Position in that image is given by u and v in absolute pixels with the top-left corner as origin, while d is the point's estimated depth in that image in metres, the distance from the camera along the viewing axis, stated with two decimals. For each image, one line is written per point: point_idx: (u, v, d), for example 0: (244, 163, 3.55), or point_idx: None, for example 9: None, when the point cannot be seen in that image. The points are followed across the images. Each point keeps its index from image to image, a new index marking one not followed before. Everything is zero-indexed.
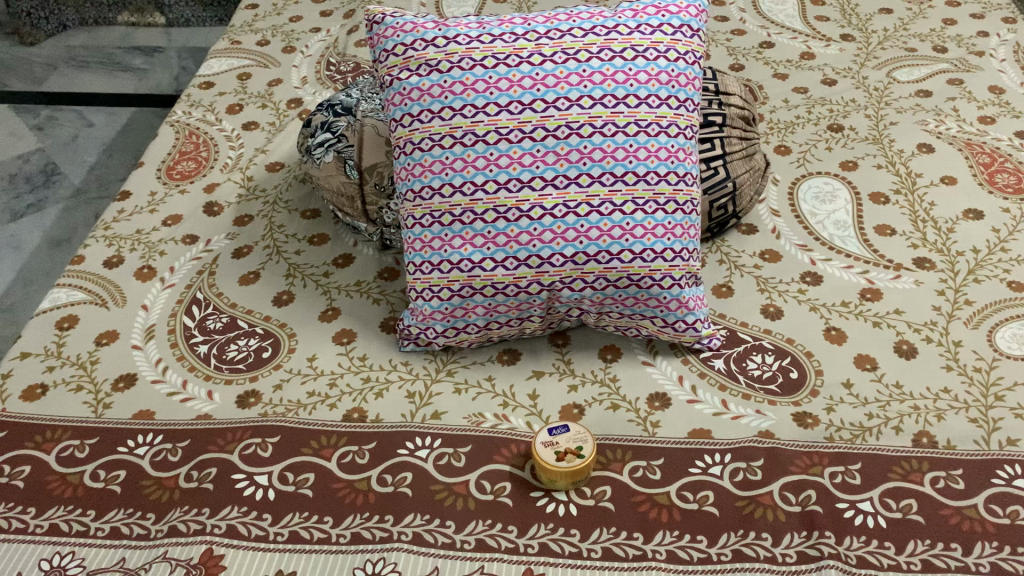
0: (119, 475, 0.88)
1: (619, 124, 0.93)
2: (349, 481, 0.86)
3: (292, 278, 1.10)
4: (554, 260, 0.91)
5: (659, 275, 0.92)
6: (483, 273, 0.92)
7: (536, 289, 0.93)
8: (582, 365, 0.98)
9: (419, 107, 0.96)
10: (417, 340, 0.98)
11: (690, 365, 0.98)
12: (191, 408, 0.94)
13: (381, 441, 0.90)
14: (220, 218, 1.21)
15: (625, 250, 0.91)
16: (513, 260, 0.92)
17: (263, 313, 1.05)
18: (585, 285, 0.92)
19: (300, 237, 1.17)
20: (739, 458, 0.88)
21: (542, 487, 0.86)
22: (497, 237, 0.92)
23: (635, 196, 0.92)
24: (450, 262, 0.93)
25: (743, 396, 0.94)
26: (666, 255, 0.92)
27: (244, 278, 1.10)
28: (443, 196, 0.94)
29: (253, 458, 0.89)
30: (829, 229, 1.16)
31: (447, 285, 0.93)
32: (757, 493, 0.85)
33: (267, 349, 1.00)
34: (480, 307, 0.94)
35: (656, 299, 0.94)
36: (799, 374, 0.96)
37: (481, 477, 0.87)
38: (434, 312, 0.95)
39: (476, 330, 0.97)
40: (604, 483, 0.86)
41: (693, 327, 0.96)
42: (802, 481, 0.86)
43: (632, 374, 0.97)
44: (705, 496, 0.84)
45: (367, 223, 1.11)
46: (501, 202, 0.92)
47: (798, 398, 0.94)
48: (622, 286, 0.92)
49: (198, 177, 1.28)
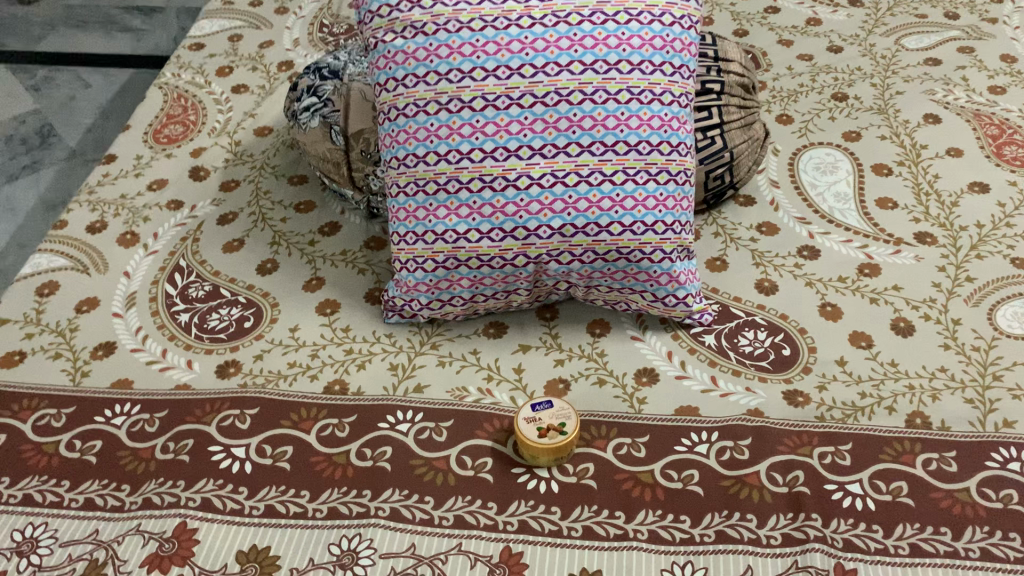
0: (95, 445, 0.87)
1: (611, 91, 0.89)
2: (328, 454, 0.85)
3: (277, 246, 1.08)
4: (541, 232, 0.89)
5: (650, 248, 0.90)
6: (468, 245, 0.90)
7: (522, 262, 0.90)
8: (569, 340, 0.96)
9: (404, 71, 0.92)
10: (401, 312, 0.96)
11: (680, 341, 0.95)
12: (171, 377, 0.92)
13: (362, 414, 0.88)
14: (206, 183, 1.18)
15: (614, 222, 0.89)
16: (499, 231, 0.89)
17: (245, 282, 1.03)
18: (573, 258, 0.90)
19: (286, 204, 1.14)
20: (726, 437, 0.86)
21: (524, 464, 0.84)
22: (483, 207, 0.89)
23: (625, 166, 0.89)
24: (434, 233, 0.91)
25: (733, 372, 0.92)
26: (657, 228, 0.90)
27: (228, 245, 1.08)
28: (428, 164, 0.91)
29: (231, 430, 0.87)
30: (829, 201, 1.13)
31: (432, 257, 0.91)
32: (744, 473, 0.82)
33: (249, 319, 0.98)
34: (465, 279, 0.92)
35: (646, 273, 0.92)
36: (792, 351, 0.94)
37: (462, 452, 0.85)
38: (418, 284, 0.93)
39: (462, 302, 0.95)
40: (587, 459, 0.84)
41: (684, 302, 0.94)
42: (790, 461, 0.84)
43: (620, 350, 0.95)
44: (690, 475, 0.83)
45: (354, 191, 1.08)
46: (487, 172, 0.89)
47: (790, 375, 0.91)
48: (611, 259, 0.90)
49: (186, 141, 1.25)
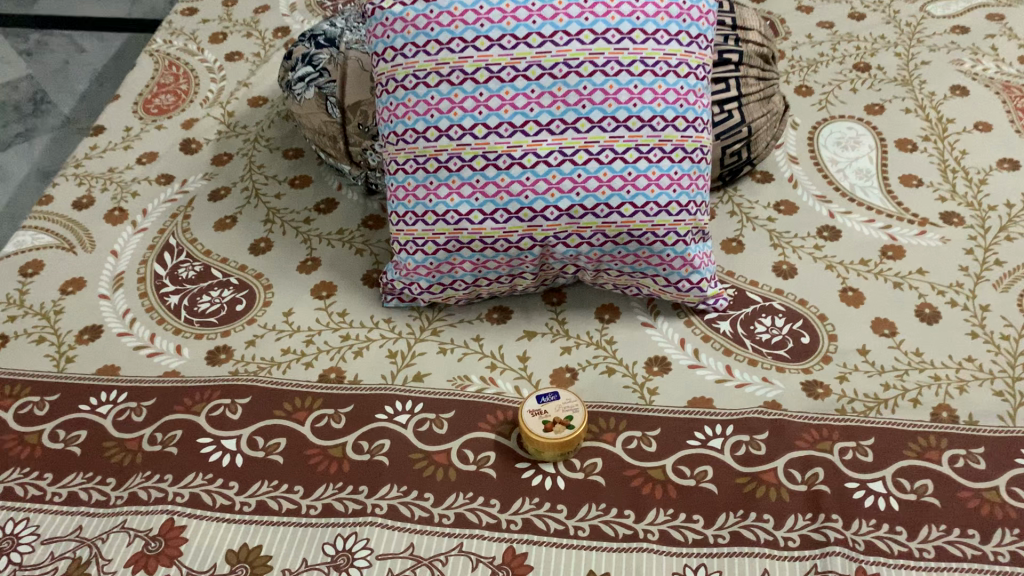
0: (80, 436, 0.83)
1: (623, 62, 0.84)
2: (323, 447, 0.81)
3: (271, 224, 1.03)
4: (548, 213, 0.84)
5: (663, 231, 0.85)
6: (471, 226, 0.85)
7: (528, 245, 0.86)
8: (577, 326, 0.91)
9: (403, 40, 0.86)
10: (400, 295, 0.92)
11: (693, 328, 0.91)
12: (159, 363, 0.88)
13: (359, 404, 0.84)
14: (197, 156, 1.13)
15: (626, 203, 0.84)
16: (503, 212, 0.85)
17: (238, 262, 0.99)
18: (582, 241, 0.85)
19: (281, 179, 1.09)
20: (742, 431, 0.81)
21: (529, 458, 0.80)
22: (486, 186, 0.84)
23: (638, 143, 0.84)
24: (435, 214, 0.86)
25: (749, 361, 0.87)
26: (671, 209, 0.85)
27: (220, 223, 1.03)
28: (428, 140, 0.86)
29: (222, 421, 0.83)
30: (850, 178, 1.07)
31: (432, 239, 0.87)
32: (760, 470, 0.78)
33: (241, 302, 0.94)
34: (467, 263, 0.88)
35: (659, 256, 0.87)
36: (811, 338, 0.89)
37: (463, 446, 0.81)
38: (418, 267, 0.89)
39: (464, 286, 0.90)
40: (595, 454, 0.80)
41: (698, 287, 0.89)
42: (809, 458, 0.79)
43: (630, 337, 0.90)
44: (704, 471, 0.78)
45: (351, 166, 1.03)
46: (491, 148, 0.84)
47: (809, 365, 0.87)
48: (622, 242, 0.86)
49: (177, 112, 1.20)
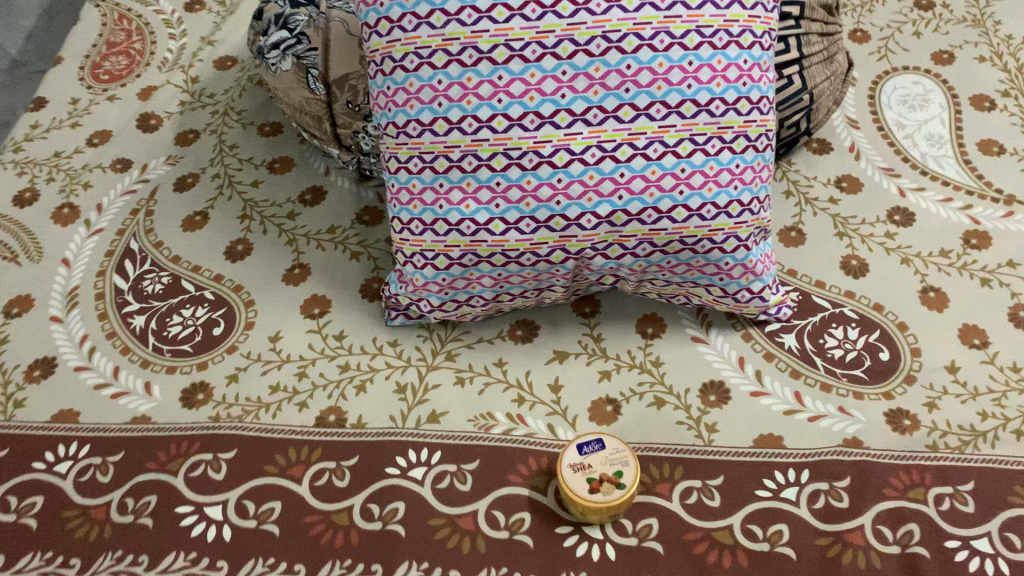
0: (35, 504, 0.70)
1: (675, 33, 0.67)
2: (326, 513, 0.68)
3: (248, 221, 0.88)
4: (584, 221, 0.69)
5: (721, 236, 0.70)
6: (491, 238, 0.70)
7: (559, 258, 0.71)
8: (616, 344, 0.78)
9: (400, 9, 0.69)
10: (407, 312, 0.77)
11: (753, 343, 0.78)
12: (126, 407, 0.75)
13: (365, 455, 0.71)
14: (157, 135, 0.96)
15: (678, 206, 0.69)
16: (530, 221, 0.69)
17: (212, 271, 0.84)
18: (624, 251, 0.71)
19: (257, 162, 0.93)
20: (819, 477, 0.69)
21: (571, 520, 0.68)
22: (508, 190, 0.69)
23: (693, 132, 0.68)
24: (447, 222, 0.71)
25: (822, 386, 0.75)
26: (731, 210, 0.70)
27: (189, 221, 0.88)
28: (435, 134, 0.70)
29: (203, 482, 0.70)
30: (920, 146, 0.93)
31: (444, 252, 0.72)
32: (844, 529, 0.67)
33: (218, 324, 0.79)
34: (486, 278, 0.73)
35: (715, 265, 0.72)
36: (891, 355, 0.76)
37: (493, 507, 0.68)
38: (428, 283, 0.74)
39: (482, 303, 0.76)
40: (648, 513, 0.68)
41: (759, 297, 0.76)
42: (901, 511, 0.67)
43: (679, 357, 0.77)
44: (778, 532, 0.67)
45: (340, 150, 0.88)
46: (513, 145, 0.68)
47: (890, 388, 0.74)
48: (673, 251, 0.71)
49: (131, 78, 1.03)
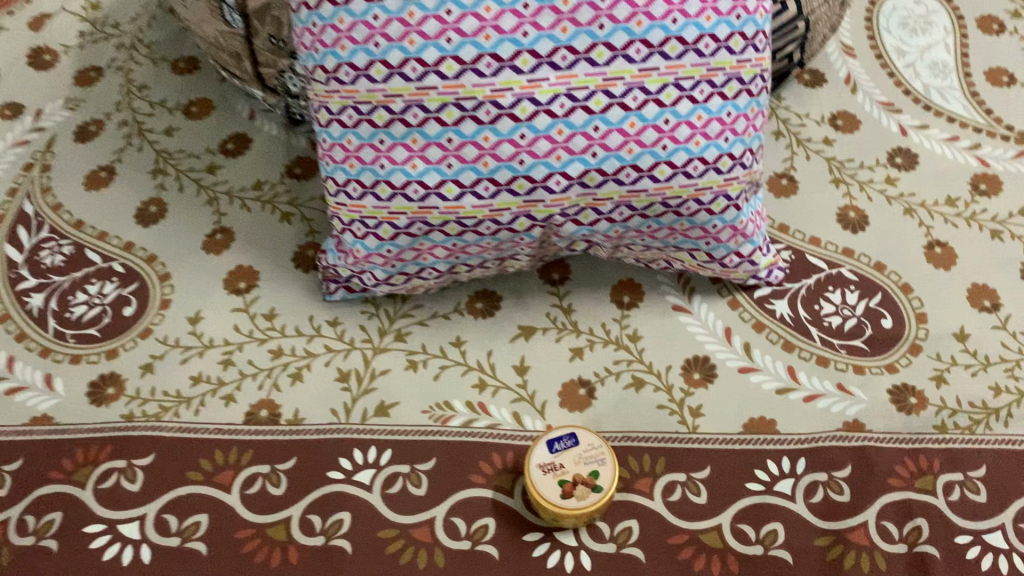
0: None
1: None
2: (259, 527, 0.59)
3: (161, 176, 0.76)
4: (551, 183, 0.59)
5: (710, 196, 0.61)
6: (443, 203, 0.60)
7: (524, 225, 0.62)
8: (588, 316, 0.69)
9: None
10: (348, 284, 0.67)
11: (741, 312, 0.69)
12: (23, 405, 0.64)
13: (304, 458, 0.62)
14: (53, 73, 0.83)
15: (661, 164, 0.59)
16: (488, 184, 0.59)
17: (121, 238, 0.72)
18: (598, 216, 0.61)
19: (171, 105, 0.81)
20: (817, 467, 0.62)
21: (540, 526, 0.60)
22: (463, 148, 0.58)
23: (679, 76, 0.57)
24: (390, 185, 0.60)
25: (819, 360, 0.67)
26: (721, 166, 0.60)
27: (92, 178, 0.76)
28: (372, 81, 0.57)
29: (117, 495, 0.60)
30: (923, 76, 0.83)
31: (389, 220, 0.62)
32: (846, 526, 0.59)
33: (130, 304, 0.69)
34: (439, 248, 0.63)
35: (701, 228, 0.63)
36: (894, 322, 0.68)
37: (451, 514, 0.60)
38: (371, 255, 0.64)
39: (435, 275, 0.66)
40: (628, 514, 0.60)
41: (749, 260, 0.66)
42: (907, 504, 0.60)
43: (660, 329, 0.68)
44: (773, 532, 0.59)
45: (264, 91, 0.75)
46: (466, 94, 0.57)
47: (892, 360, 0.67)
48: (654, 214, 0.62)
49: (20, 4, 0.88)
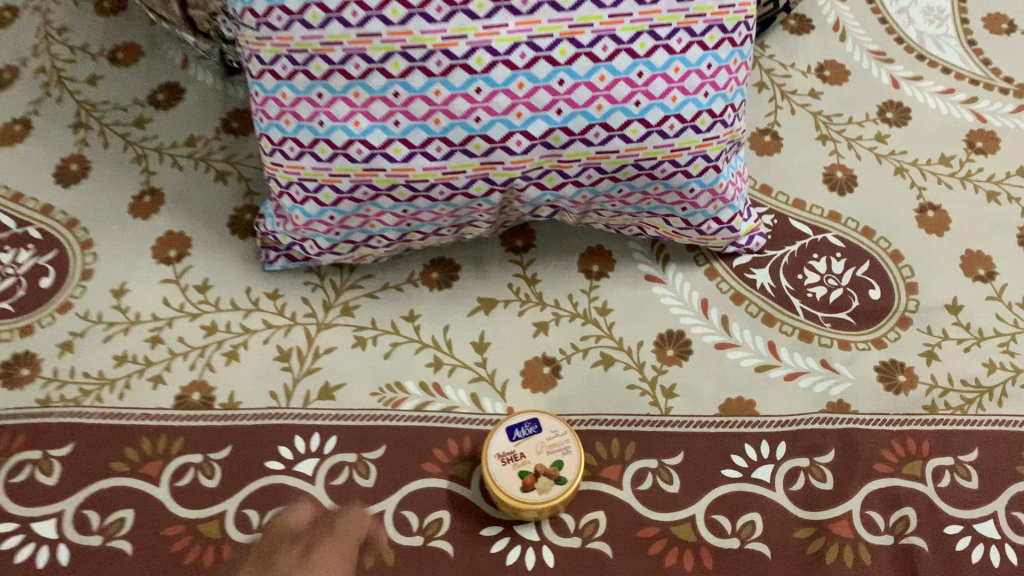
0: None
1: None
2: (190, 523, 0.54)
3: (83, 130, 0.69)
4: (511, 143, 0.53)
5: (687, 157, 0.55)
6: (390, 165, 0.54)
7: (481, 190, 0.55)
8: (554, 287, 0.63)
9: None
10: (289, 253, 0.61)
11: (719, 282, 0.64)
12: None
13: (240, 446, 0.56)
14: None
15: (634, 122, 0.52)
16: (441, 144, 0.53)
17: (38, 201, 0.65)
18: (564, 179, 0.55)
19: (96, 51, 0.73)
20: (799, 452, 0.57)
21: (499, 520, 0.55)
22: (411, 103, 0.51)
23: (655, 23, 0.51)
24: (330, 145, 0.53)
25: (801, 334, 0.62)
26: (700, 124, 0.54)
27: (5, 132, 0.68)
28: (307, 26, 0.50)
29: (31, 490, 0.54)
30: (917, 22, 0.77)
31: (330, 184, 0.55)
32: (829, 517, 0.55)
33: (47, 274, 0.62)
34: (388, 214, 0.57)
35: (677, 193, 0.57)
36: (882, 292, 0.63)
37: (402, 507, 0.55)
38: (313, 222, 0.58)
39: (385, 243, 0.60)
40: (595, 506, 0.55)
41: (729, 227, 0.61)
42: (893, 492, 0.56)
43: (631, 302, 0.63)
44: (750, 523, 0.55)
45: (196, 37, 0.68)
46: (414, 42, 0.50)
47: (880, 334, 0.62)
48: (625, 177, 0.56)
49: None
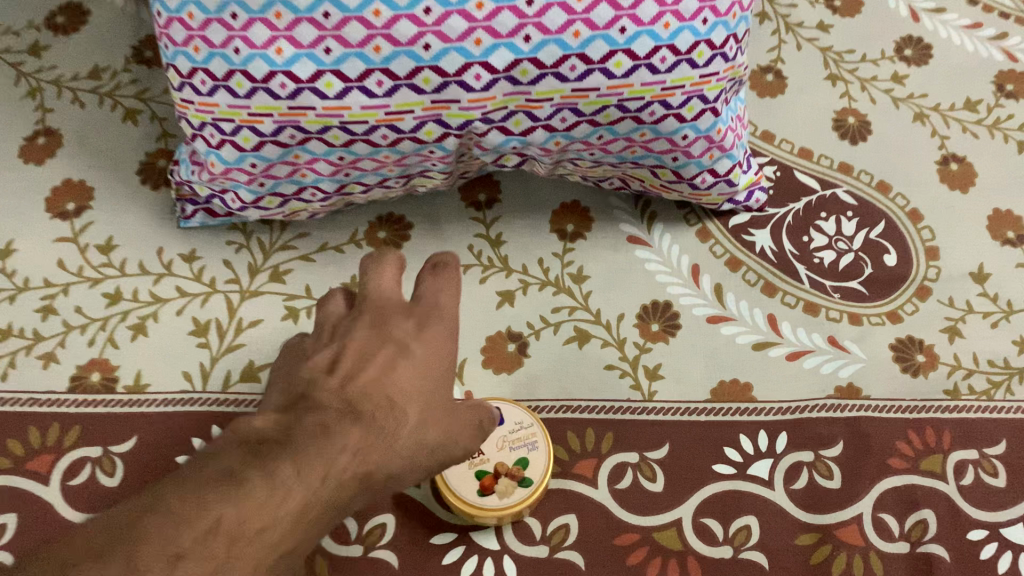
0: None
1: None
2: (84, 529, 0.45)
3: None
4: (469, 77, 0.43)
5: (680, 97, 0.45)
6: (322, 104, 0.43)
7: (432, 134, 0.46)
8: (521, 249, 0.54)
9: None
10: (207, 207, 0.51)
11: (712, 245, 0.55)
12: None
13: (147, 438, 0.48)
14: None
15: (618, 53, 0.43)
16: (383, 78, 0.43)
17: None
18: (532, 122, 0.46)
19: None
20: (802, 445, 0.49)
21: (453, 526, 0.47)
22: (345, 26, 0.41)
23: None
24: (248, 78, 0.43)
25: (806, 306, 0.53)
26: (698, 57, 0.44)
27: None
28: None
29: None
30: None
31: (250, 126, 0.45)
32: (835, 521, 0.48)
33: None
34: (322, 163, 0.47)
35: (668, 141, 0.48)
36: (898, 258, 0.55)
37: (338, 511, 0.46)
38: (232, 173, 0.47)
39: (320, 196, 0.51)
40: (565, 509, 0.47)
41: (726, 181, 0.52)
42: (909, 491, 0.49)
43: (611, 267, 0.54)
44: (746, 528, 0.47)
45: None
46: None
47: (894, 306, 0.54)
48: (607, 120, 0.46)
49: None
